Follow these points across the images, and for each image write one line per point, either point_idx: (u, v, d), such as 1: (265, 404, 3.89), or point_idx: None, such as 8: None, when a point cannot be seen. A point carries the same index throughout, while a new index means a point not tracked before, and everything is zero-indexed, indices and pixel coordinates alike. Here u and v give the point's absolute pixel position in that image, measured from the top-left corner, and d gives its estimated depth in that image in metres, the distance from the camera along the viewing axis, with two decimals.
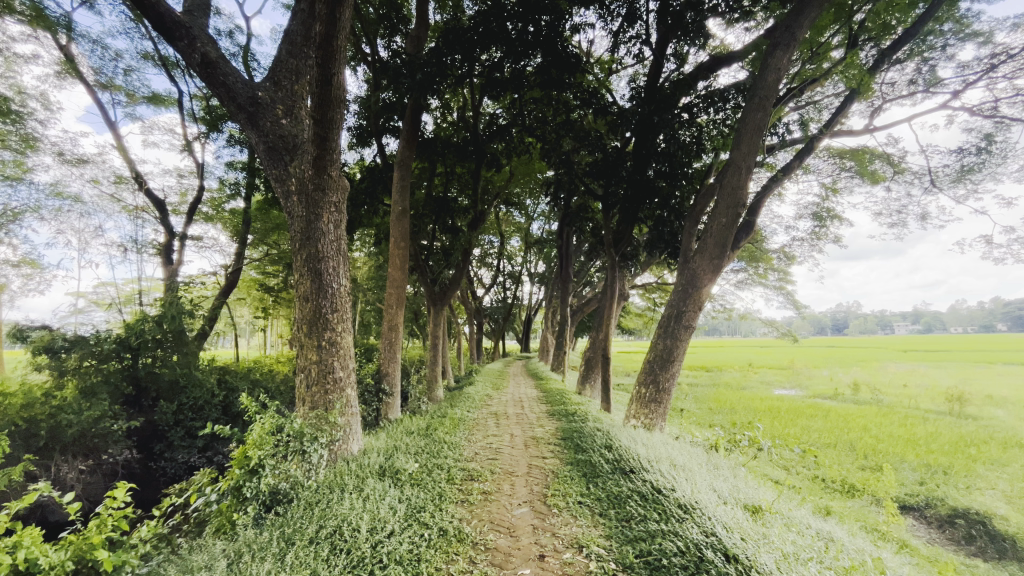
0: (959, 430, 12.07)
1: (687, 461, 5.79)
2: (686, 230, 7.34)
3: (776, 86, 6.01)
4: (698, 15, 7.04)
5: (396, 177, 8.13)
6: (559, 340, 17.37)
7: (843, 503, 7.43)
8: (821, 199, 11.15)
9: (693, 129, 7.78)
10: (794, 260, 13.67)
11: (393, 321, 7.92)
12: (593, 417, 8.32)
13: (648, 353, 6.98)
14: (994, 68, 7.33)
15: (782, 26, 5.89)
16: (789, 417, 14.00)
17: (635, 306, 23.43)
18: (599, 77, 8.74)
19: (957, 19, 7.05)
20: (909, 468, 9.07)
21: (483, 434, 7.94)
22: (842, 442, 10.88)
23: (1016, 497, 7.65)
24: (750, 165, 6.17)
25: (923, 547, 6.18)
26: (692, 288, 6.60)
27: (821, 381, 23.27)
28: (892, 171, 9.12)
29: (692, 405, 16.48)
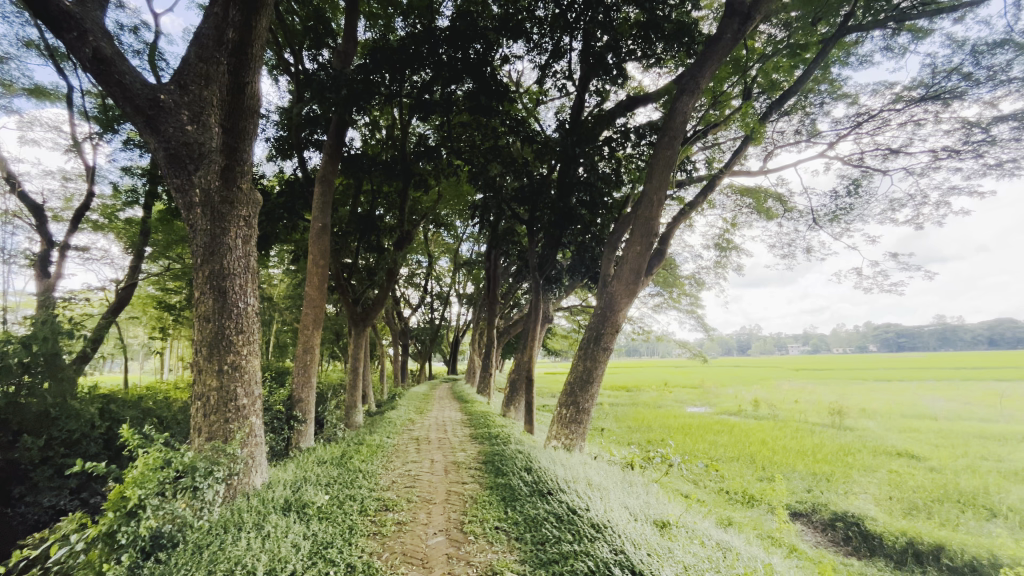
0: (840, 440, 13.53)
1: (603, 480, 5.95)
2: (605, 256, 7.69)
3: (683, 127, 6.58)
4: (617, 57, 7.53)
5: (317, 192, 7.78)
6: (485, 362, 17.34)
7: (743, 513, 7.99)
8: (724, 231, 12.23)
9: (612, 162, 8.26)
10: (703, 286, 14.82)
11: (308, 343, 7.49)
12: (515, 439, 8.34)
13: (568, 375, 7.16)
14: (860, 125, 8.57)
15: (688, 74, 6.49)
16: (699, 433, 14.91)
17: (561, 327, 24.05)
18: (528, 106, 9.05)
19: (831, 82, 8.19)
20: (799, 477, 9.99)
21: (402, 461, 7.64)
22: (744, 455, 11.76)
23: (884, 499, 8.66)
24: (661, 198, 6.64)
25: (809, 550, 6.78)
26: (610, 311, 6.90)
27: (727, 398, 25.15)
28: (783, 209, 10.24)
29: (613, 424, 17.06)
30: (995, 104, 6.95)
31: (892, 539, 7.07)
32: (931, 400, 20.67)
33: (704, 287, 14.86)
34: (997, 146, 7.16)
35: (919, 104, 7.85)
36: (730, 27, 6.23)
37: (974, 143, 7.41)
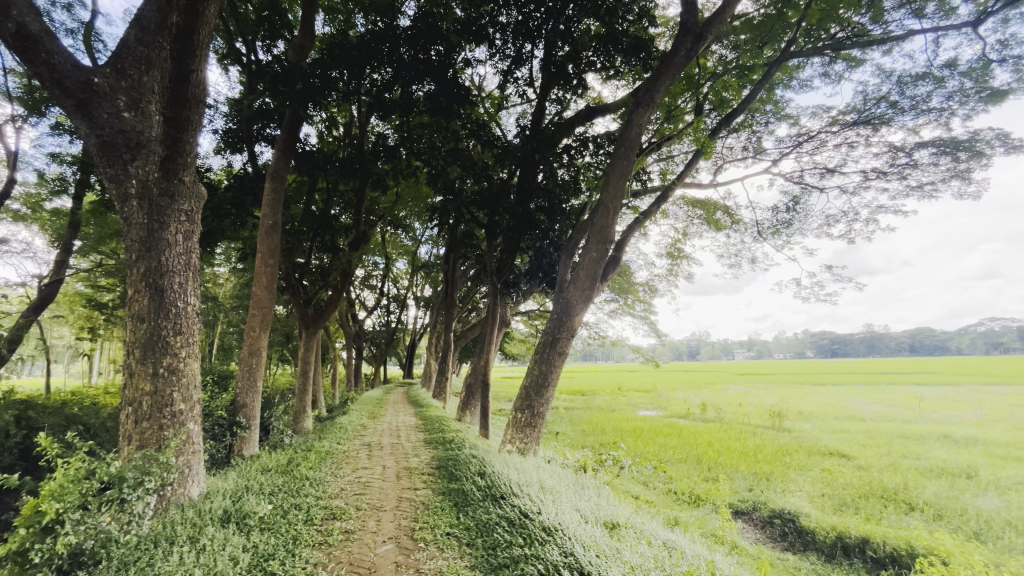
0: (780, 441, 14.27)
1: (556, 483, 6.00)
2: (562, 261, 7.78)
3: (638, 138, 6.78)
4: (577, 67, 7.69)
5: (267, 187, 7.47)
6: (441, 366, 17.14)
7: (689, 513, 8.28)
8: (677, 240, 12.68)
9: (570, 169, 8.45)
10: (657, 293, 15.29)
11: (254, 345, 7.15)
12: (470, 444, 8.28)
13: (524, 379, 7.19)
14: (800, 144, 9.13)
15: (644, 87, 6.70)
16: (649, 436, 15.34)
17: (519, 332, 24.15)
18: (489, 110, 9.07)
19: (775, 103, 8.69)
20: (741, 477, 10.47)
21: (352, 467, 7.41)
22: (691, 456, 12.20)
23: (817, 496, 9.22)
24: (617, 206, 6.81)
25: (749, 547, 7.11)
26: (566, 316, 6.98)
27: (677, 402, 26.09)
28: (731, 221, 10.74)
29: (567, 428, 17.27)
30: (917, 131, 7.59)
31: (823, 533, 7.52)
32: (859, 403, 22.24)
33: (657, 294, 15.34)
34: (919, 169, 7.81)
35: (853, 128, 8.44)
36: (684, 45, 6.44)
37: (899, 166, 8.05)
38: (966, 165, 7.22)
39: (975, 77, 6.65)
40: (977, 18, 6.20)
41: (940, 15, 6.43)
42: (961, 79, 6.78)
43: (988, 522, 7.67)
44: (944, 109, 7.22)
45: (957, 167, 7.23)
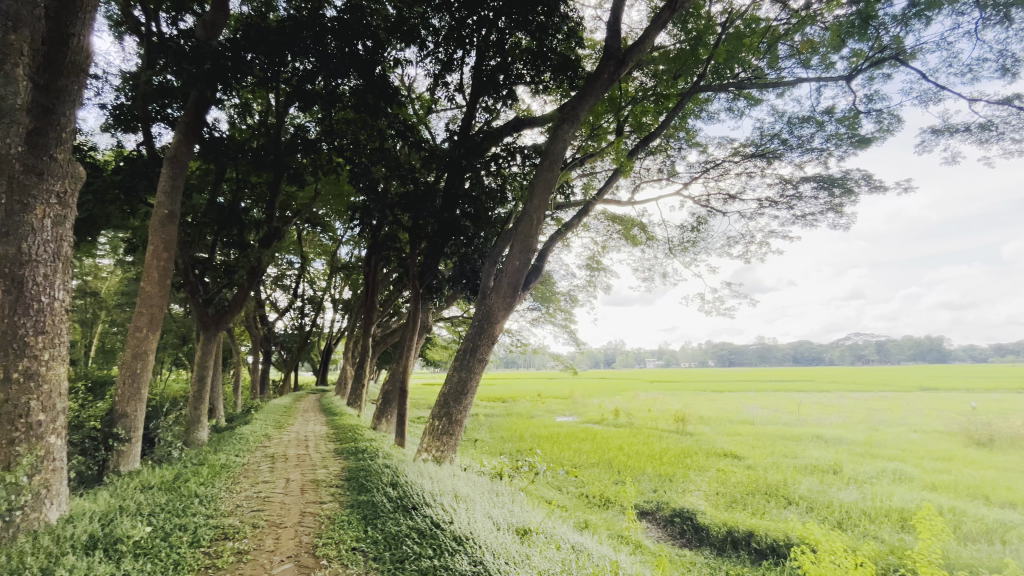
0: (682, 444, 15.32)
1: (471, 492, 5.95)
2: (485, 268, 7.78)
3: (562, 153, 6.98)
4: (508, 79, 7.75)
5: (164, 173, 6.73)
6: (358, 372, 16.42)
7: (599, 515, 8.61)
8: (597, 252, 13.21)
9: (498, 178, 8.50)
10: (577, 303, 15.84)
11: (140, 347, 6.37)
12: (384, 453, 7.97)
13: (443, 386, 7.08)
14: (707, 171, 9.95)
15: (569, 105, 6.94)
16: (565, 441, 15.76)
17: (441, 338, 23.79)
18: (418, 112, 8.89)
19: (687, 131, 9.42)
20: (647, 478, 11.09)
21: (250, 482, 6.80)
22: (603, 460, 12.72)
23: (712, 494, 10.00)
24: (541, 217, 6.96)
25: (652, 545, 7.53)
26: (487, 323, 6.98)
27: (593, 408, 27.09)
28: (646, 237, 11.41)
29: (486, 435, 17.27)
30: (802, 167, 8.58)
31: (715, 529, 8.15)
32: (751, 408, 24.53)
33: (577, 304, 15.88)
34: (803, 201, 8.83)
35: (751, 159, 9.37)
36: (607, 69, 6.79)
37: (788, 197, 9.05)
38: (839, 200, 8.28)
39: (848, 124, 7.66)
40: (850, 73, 7.14)
41: (822, 67, 7.33)
42: (837, 124, 7.78)
43: (848, 512, 8.76)
44: (824, 150, 8.23)
45: (832, 201, 8.29)
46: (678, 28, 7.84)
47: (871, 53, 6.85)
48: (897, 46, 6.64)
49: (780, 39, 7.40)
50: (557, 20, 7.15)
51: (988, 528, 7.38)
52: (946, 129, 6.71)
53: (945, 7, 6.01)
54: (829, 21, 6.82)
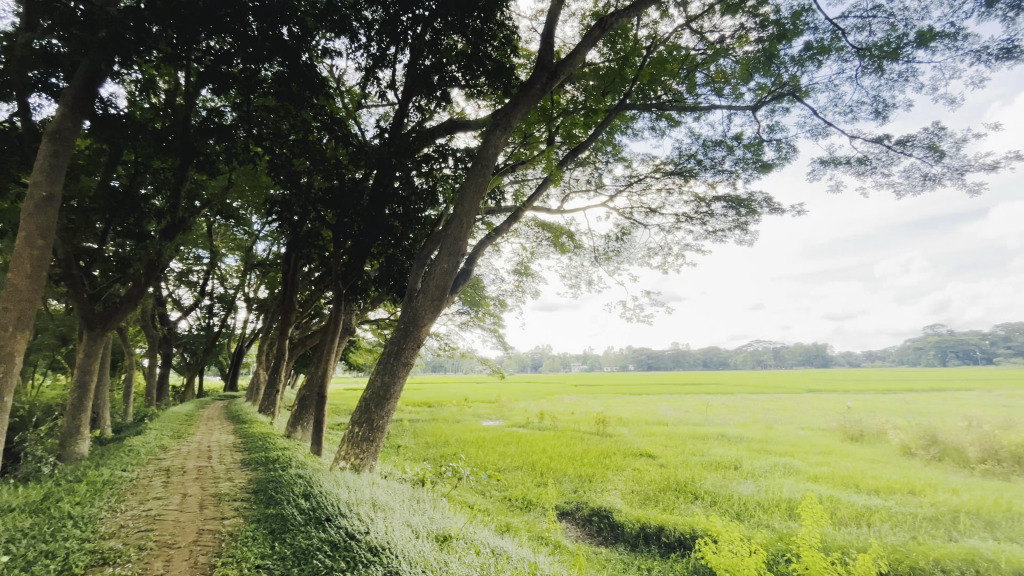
0: (602, 445, 15.95)
1: (390, 500, 5.76)
2: (413, 270, 7.60)
3: (494, 158, 7.01)
4: (442, 80, 7.68)
5: (42, 149, 5.91)
6: (272, 377, 15.36)
7: (521, 518, 8.72)
8: (527, 258, 13.42)
9: (428, 179, 8.39)
10: (506, 307, 15.96)
11: (3, 349, 5.51)
12: (297, 463, 7.51)
13: (364, 391, 6.81)
14: (631, 185, 10.48)
15: (502, 111, 6.99)
16: (490, 445, 15.82)
17: (366, 340, 22.94)
18: (347, 106, 8.56)
19: (614, 146, 9.88)
20: (568, 479, 11.43)
21: (139, 499, 6.11)
22: (527, 463, 12.91)
23: (628, 492, 10.49)
24: (470, 220, 6.93)
25: (570, 544, 7.74)
26: (412, 326, 6.81)
27: (519, 411, 27.44)
28: (573, 245, 11.78)
29: (410, 440, 16.87)
30: (715, 187, 9.30)
31: (630, 525, 8.55)
32: (665, 409, 26.12)
33: (506, 308, 16.02)
34: (714, 218, 9.58)
35: (670, 176, 10.00)
36: (539, 80, 6.93)
37: (701, 214, 9.78)
38: (744, 219, 9.08)
39: (753, 150, 8.43)
40: (756, 104, 7.87)
41: (733, 97, 8.01)
42: (744, 149, 8.54)
43: (746, 503, 9.58)
44: (732, 172, 8.99)
45: (738, 219, 9.07)
46: (607, 47, 8.20)
47: (774, 87, 7.60)
48: (794, 83, 7.42)
49: (697, 67, 7.97)
50: (493, 26, 7.26)
51: (857, 512, 8.38)
52: (831, 161, 7.59)
53: (833, 53, 6.82)
54: (739, 55, 7.49)
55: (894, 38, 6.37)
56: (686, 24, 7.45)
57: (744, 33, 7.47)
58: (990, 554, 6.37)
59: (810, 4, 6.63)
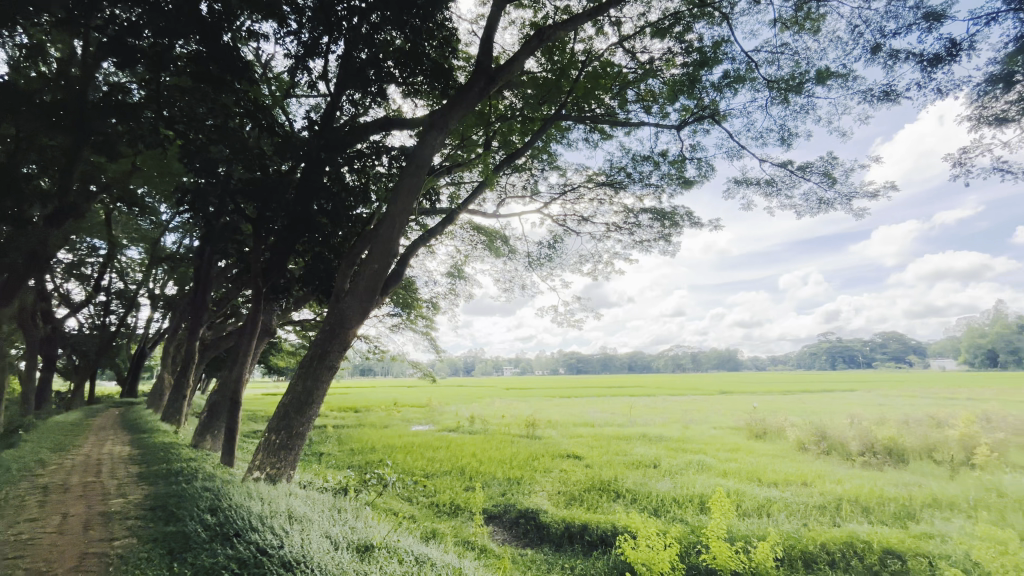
0: (531, 448, 16.18)
1: (309, 511, 5.46)
2: (341, 270, 7.28)
3: (429, 159, 6.90)
4: (378, 76, 7.46)
5: None
6: (178, 381, 14.05)
7: (448, 523, 8.61)
8: (461, 261, 13.34)
9: (361, 176, 8.10)
10: (438, 310, 15.75)
11: None
12: (204, 475, 6.91)
13: (283, 396, 6.42)
14: (565, 194, 10.77)
15: (439, 112, 6.91)
16: (419, 450, 15.51)
17: (288, 342, 21.66)
18: (274, 94, 8.06)
19: (549, 154, 10.11)
20: (497, 482, 11.48)
21: (7, 522, 5.33)
22: (455, 467, 12.79)
23: (554, 493, 10.71)
24: (403, 221, 6.76)
25: (497, 547, 7.76)
26: (338, 328, 6.52)
27: (450, 415, 27.16)
28: (508, 249, 11.89)
29: (333, 447, 16.14)
30: (642, 199, 9.79)
31: (556, 525, 8.75)
32: (593, 411, 27.00)
33: (438, 311, 15.82)
34: (641, 229, 10.08)
35: (602, 187, 10.40)
36: (477, 84, 6.93)
37: (629, 224, 10.25)
38: (667, 231, 9.64)
39: (677, 167, 8.99)
40: (680, 123, 8.40)
41: (660, 115, 8.49)
42: (669, 166, 9.08)
43: (663, 499, 10.14)
44: (658, 186, 9.52)
45: (663, 231, 9.62)
46: (544, 57, 8.39)
47: (696, 109, 8.14)
48: (713, 107, 8.01)
49: (628, 85, 8.35)
50: (432, 26, 7.19)
51: (758, 504, 9.15)
52: (744, 181, 8.27)
53: (747, 83, 7.45)
54: (666, 76, 7.95)
55: (798, 74, 7.07)
56: (619, 42, 7.80)
57: (671, 57, 7.95)
58: (865, 536, 7.20)
59: (728, 35, 7.20)
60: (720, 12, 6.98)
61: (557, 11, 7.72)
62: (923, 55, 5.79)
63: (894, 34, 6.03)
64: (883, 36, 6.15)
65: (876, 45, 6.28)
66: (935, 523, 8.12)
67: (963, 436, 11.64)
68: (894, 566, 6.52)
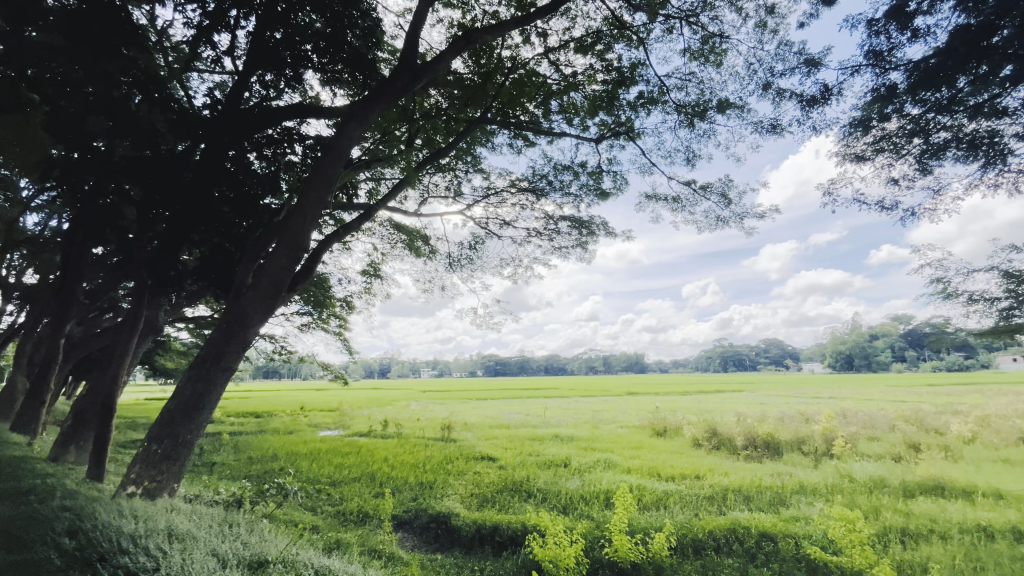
0: (446, 451, 16.02)
1: (194, 528, 4.94)
2: (243, 263, 6.70)
3: (346, 152, 6.57)
4: (294, 59, 7.00)
5: None
6: (35, 386, 12.09)
7: (354, 532, 8.27)
8: (379, 259, 12.89)
9: (270, 164, 7.52)
10: (353, 310, 15.08)
11: None
12: (64, 493, 5.99)
13: (168, 402, 5.76)
14: (488, 197, 10.83)
15: (360, 104, 6.62)
16: (327, 456, 14.73)
17: (178, 342, 19.53)
18: (170, 65, 7.24)
19: (474, 156, 10.12)
20: (408, 487, 11.22)
21: None
22: (365, 473, 12.30)
23: (467, 496, 10.69)
24: (316, 214, 6.37)
25: (405, 554, 7.56)
26: (237, 326, 5.97)
27: (362, 419, 26.11)
28: (429, 250, 11.70)
29: (228, 456, 14.80)
30: (561, 207, 10.13)
31: (467, 527, 8.74)
32: (509, 413, 27.36)
33: (354, 311, 15.15)
34: (559, 236, 10.42)
35: (524, 193, 10.61)
36: (402, 78, 6.73)
37: (549, 231, 10.56)
38: (584, 239, 10.06)
39: (594, 178, 9.42)
40: (599, 137, 8.80)
41: (580, 128, 8.84)
42: (587, 177, 9.48)
43: (571, 496, 10.53)
44: (577, 196, 9.90)
45: (580, 239, 10.02)
46: (471, 60, 8.42)
47: (613, 126, 8.59)
48: (629, 125, 8.49)
49: (552, 96, 8.58)
50: (355, 14, 6.95)
51: (657, 497, 9.82)
52: (653, 196, 8.85)
53: (658, 105, 8.00)
54: (587, 91, 8.30)
55: (702, 101, 7.72)
56: (544, 54, 8.01)
57: (592, 73, 8.32)
58: (745, 522, 7.99)
59: (643, 59, 7.69)
60: (637, 36, 7.44)
61: (485, 15, 7.76)
62: (803, 95, 6.60)
63: (780, 74, 6.82)
64: (772, 76, 6.93)
65: (766, 83, 7.04)
66: (801, 507, 9.22)
67: (825, 431, 13.35)
68: (767, 547, 7.30)
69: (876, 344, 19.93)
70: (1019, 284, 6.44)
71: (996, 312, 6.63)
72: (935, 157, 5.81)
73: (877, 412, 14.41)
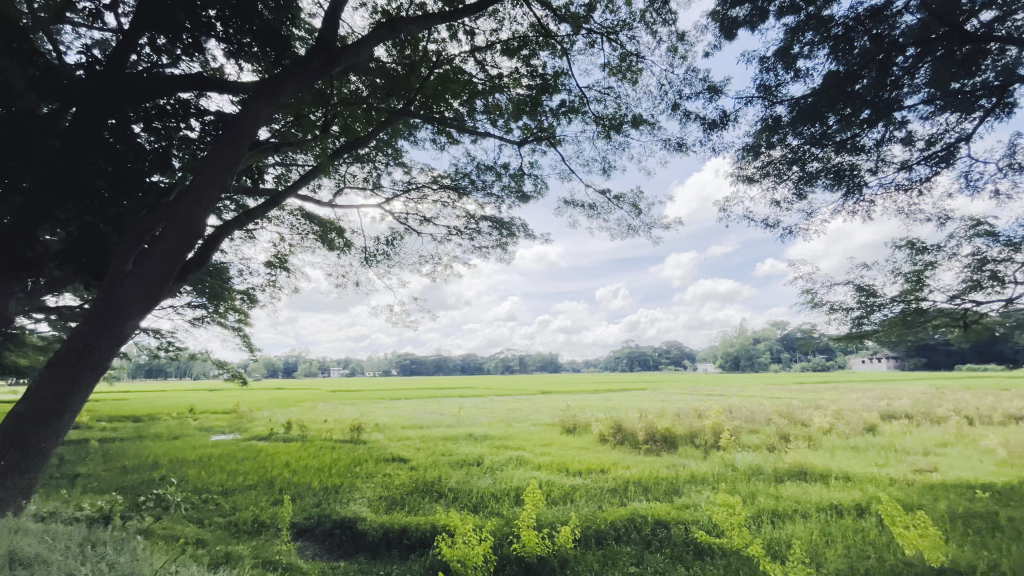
0: (354, 453, 15.36)
1: (46, 551, 4.29)
2: (122, 248, 5.90)
3: (251, 132, 6.04)
4: (195, 26, 6.32)
5: None
6: None
7: (247, 543, 7.66)
8: (288, 250, 12.05)
9: (160, 138, 6.71)
10: (256, 304, 13.96)
11: None
12: None
13: (14, 407, 4.89)
14: (408, 192, 10.57)
15: (269, 81, 6.11)
16: (218, 463, 13.48)
17: (35, 336, 16.81)
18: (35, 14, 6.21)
19: (395, 149, 9.83)
20: (310, 493, 10.62)
21: None
22: (263, 480, 11.41)
23: (375, 499, 10.33)
24: (212, 197, 5.77)
25: (304, 564, 7.13)
26: (108, 319, 5.21)
27: (262, 421, 24.24)
28: (343, 243, 11.16)
29: (96, 467, 13.00)
30: (483, 207, 10.17)
31: (373, 531, 8.45)
32: (423, 412, 26.85)
33: (256, 305, 14.02)
34: (480, 236, 10.46)
35: (446, 190, 10.49)
36: (319, 59, 6.32)
37: (470, 230, 10.55)
38: (504, 239, 10.17)
39: (516, 180, 9.56)
40: (521, 140, 8.95)
41: (504, 130, 8.93)
42: (509, 179, 9.60)
43: (482, 494, 10.58)
44: (499, 197, 10.00)
45: (501, 239, 10.13)
46: (395, 49, 8.17)
47: (535, 131, 8.78)
48: (550, 131, 8.73)
49: (477, 95, 8.57)
50: None
51: (564, 491, 10.21)
52: (571, 202, 9.18)
53: (579, 115, 8.31)
54: (512, 94, 8.40)
55: (618, 115, 8.15)
56: (471, 52, 7.98)
57: (517, 77, 8.44)
58: (642, 511, 8.54)
59: (566, 69, 7.94)
60: (561, 46, 7.66)
61: (411, 5, 7.57)
62: (706, 119, 7.21)
63: (687, 97, 7.39)
64: (680, 98, 7.49)
65: (675, 104, 7.59)
66: (690, 495, 10.09)
67: (715, 425, 14.67)
68: (660, 534, 7.88)
69: (758, 347, 22.32)
70: (867, 296, 7.58)
71: (850, 320, 7.74)
72: (809, 184, 6.64)
73: (757, 407, 16.14)
